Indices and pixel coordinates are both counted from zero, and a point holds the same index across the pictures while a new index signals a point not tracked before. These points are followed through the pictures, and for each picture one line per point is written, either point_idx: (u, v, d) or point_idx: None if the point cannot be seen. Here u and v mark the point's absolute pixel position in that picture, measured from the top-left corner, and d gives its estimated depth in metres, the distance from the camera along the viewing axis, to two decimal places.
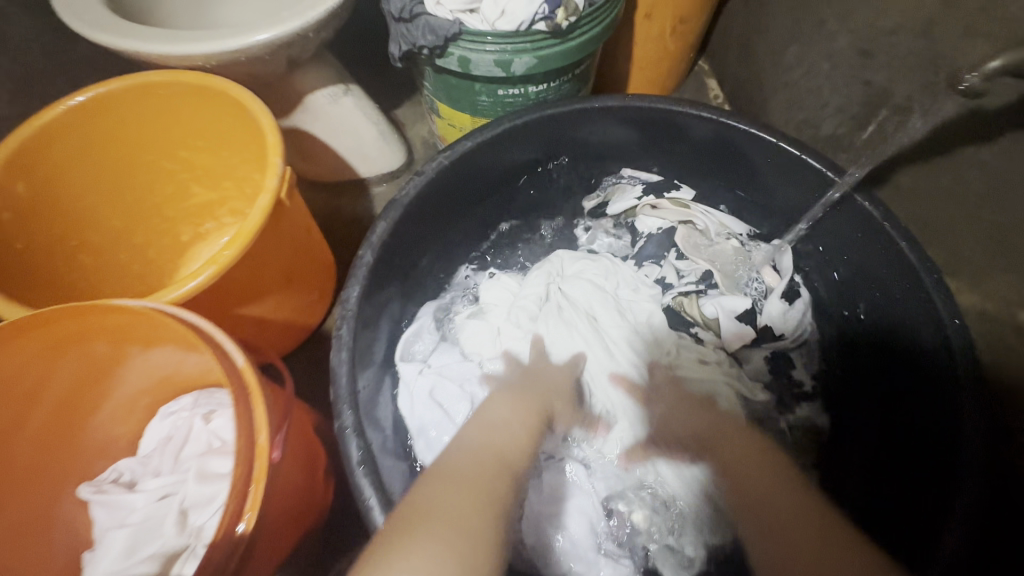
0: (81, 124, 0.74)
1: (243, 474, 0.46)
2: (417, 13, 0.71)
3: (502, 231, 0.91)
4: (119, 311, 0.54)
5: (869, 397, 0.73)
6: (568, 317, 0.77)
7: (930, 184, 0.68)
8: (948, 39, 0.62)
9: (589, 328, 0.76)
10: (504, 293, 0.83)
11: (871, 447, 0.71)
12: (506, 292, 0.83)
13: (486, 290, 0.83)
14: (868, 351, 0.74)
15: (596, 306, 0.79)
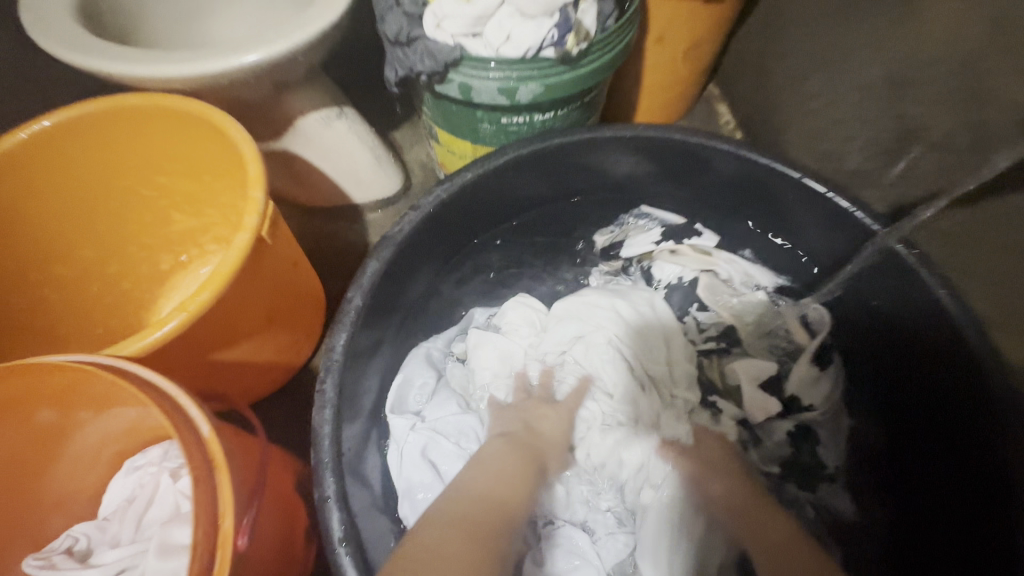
0: (45, 152, 0.68)
1: (201, 569, 0.40)
2: (414, 37, 0.66)
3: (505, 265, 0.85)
4: (65, 369, 0.48)
5: (914, 457, 0.67)
6: (599, 364, 0.72)
7: (969, 232, 0.60)
8: (996, 76, 0.57)
9: (616, 375, 0.70)
10: (527, 320, 0.78)
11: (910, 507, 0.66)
12: (528, 318, 0.79)
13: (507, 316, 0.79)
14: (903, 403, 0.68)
15: (633, 358, 0.73)
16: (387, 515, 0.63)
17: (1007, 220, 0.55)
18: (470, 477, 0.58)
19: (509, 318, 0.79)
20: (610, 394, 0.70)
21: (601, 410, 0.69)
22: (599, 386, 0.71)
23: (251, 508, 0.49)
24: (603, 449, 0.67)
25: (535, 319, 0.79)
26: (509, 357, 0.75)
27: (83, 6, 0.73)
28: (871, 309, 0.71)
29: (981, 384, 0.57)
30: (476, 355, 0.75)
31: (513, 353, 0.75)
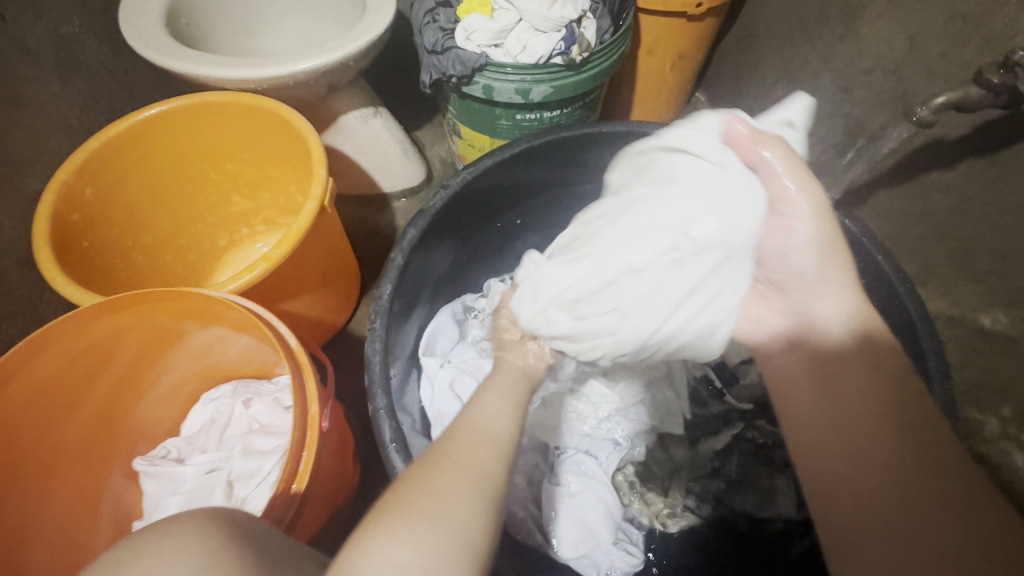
0: (142, 136, 0.81)
1: (298, 438, 0.57)
2: (447, 47, 0.80)
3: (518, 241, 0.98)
4: (183, 296, 0.62)
5: None
6: (625, 222, 0.58)
7: (903, 206, 0.75)
8: (914, 79, 0.71)
9: (631, 244, 0.56)
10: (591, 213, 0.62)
11: None
12: None
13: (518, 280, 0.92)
14: None
15: (671, 209, 0.56)
16: (424, 433, 0.77)
17: (934, 191, 0.70)
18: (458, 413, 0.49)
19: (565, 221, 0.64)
20: (625, 257, 0.56)
21: (609, 270, 0.57)
22: (622, 252, 0.57)
23: (329, 404, 0.64)
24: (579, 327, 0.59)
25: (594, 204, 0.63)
26: (573, 259, 0.59)
27: (169, 18, 0.88)
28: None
29: (912, 330, 0.67)
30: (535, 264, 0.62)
31: (572, 255, 0.59)
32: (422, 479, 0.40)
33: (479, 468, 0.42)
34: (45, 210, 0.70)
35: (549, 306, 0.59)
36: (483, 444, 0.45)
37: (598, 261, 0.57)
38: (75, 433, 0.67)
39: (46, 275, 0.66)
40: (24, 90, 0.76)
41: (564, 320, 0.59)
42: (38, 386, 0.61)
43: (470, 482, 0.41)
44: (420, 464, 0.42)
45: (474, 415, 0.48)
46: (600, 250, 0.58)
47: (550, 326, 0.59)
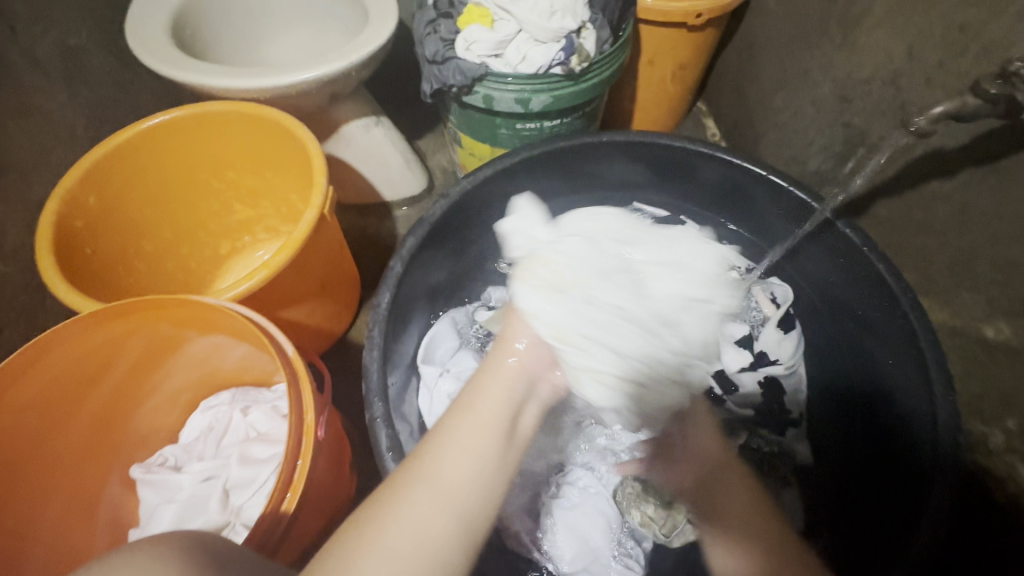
0: (146, 145, 0.82)
1: (293, 448, 0.57)
2: (448, 57, 0.81)
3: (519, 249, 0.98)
4: (182, 303, 0.62)
5: (862, 422, 0.76)
6: (677, 305, 0.61)
7: (904, 216, 0.75)
8: (913, 89, 0.71)
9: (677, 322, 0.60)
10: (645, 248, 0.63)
11: (854, 464, 0.75)
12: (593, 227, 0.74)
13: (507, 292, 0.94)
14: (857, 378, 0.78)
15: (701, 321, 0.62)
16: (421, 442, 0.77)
17: (935, 200, 0.70)
18: (440, 450, 0.45)
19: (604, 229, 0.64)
20: (670, 311, 0.60)
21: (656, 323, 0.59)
22: (675, 308, 0.61)
23: (325, 413, 0.64)
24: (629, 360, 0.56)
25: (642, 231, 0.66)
26: (635, 298, 0.59)
27: (174, 28, 0.89)
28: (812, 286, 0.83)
29: (914, 340, 0.65)
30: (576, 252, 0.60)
31: (633, 289, 0.59)
32: (349, 542, 0.40)
33: (409, 532, 0.40)
34: (48, 217, 0.71)
35: (625, 325, 0.57)
36: (424, 498, 0.42)
37: (648, 300, 0.59)
38: (73, 441, 0.67)
39: (47, 282, 0.66)
40: (30, 99, 0.77)
41: (622, 326, 0.57)
42: (37, 392, 0.61)
43: (399, 548, 0.39)
44: (357, 516, 0.42)
45: (429, 452, 0.45)
46: (657, 306, 0.60)
47: (620, 335, 0.56)
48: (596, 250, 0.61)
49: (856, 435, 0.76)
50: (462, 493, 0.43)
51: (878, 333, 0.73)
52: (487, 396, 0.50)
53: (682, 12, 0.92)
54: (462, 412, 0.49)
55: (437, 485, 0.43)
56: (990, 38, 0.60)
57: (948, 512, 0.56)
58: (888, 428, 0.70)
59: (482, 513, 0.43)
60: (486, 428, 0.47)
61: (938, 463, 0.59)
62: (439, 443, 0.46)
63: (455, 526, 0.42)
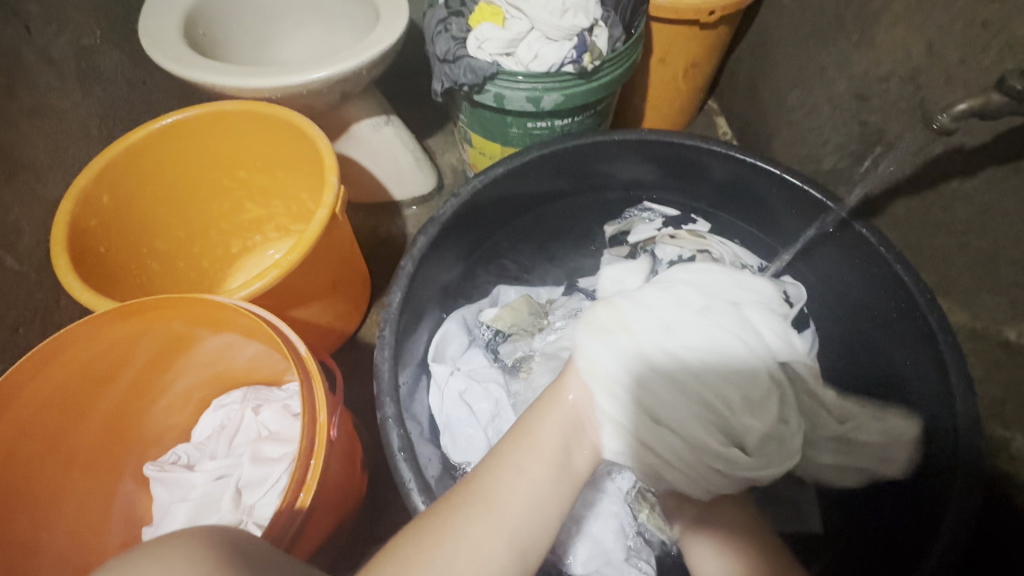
0: (159, 144, 0.83)
1: (306, 447, 0.57)
2: (459, 55, 0.81)
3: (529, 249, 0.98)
4: (195, 303, 0.62)
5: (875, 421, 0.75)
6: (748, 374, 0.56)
7: (922, 215, 0.74)
8: (932, 86, 0.70)
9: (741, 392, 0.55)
10: (736, 320, 0.58)
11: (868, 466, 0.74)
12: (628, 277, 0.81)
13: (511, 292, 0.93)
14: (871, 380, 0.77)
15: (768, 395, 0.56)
16: (432, 442, 0.76)
17: (954, 199, 0.69)
18: (495, 474, 0.47)
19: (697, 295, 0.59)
20: (747, 397, 0.54)
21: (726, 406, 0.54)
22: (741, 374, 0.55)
23: (337, 412, 0.64)
24: (677, 439, 0.52)
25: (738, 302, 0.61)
26: (708, 376, 0.54)
27: (186, 29, 0.90)
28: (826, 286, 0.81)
29: (932, 342, 0.64)
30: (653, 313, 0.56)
31: (711, 365, 0.54)
32: (409, 546, 0.42)
33: (467, 550, 0.42)
34: (63, 216, 0.72)
35: (681, 402, 0.53)
36: (486, 519, 0.44)
37: (726, 380, 0.54)
38: (87, 438, 0.68)
39: (61, 280, 0.67)
40: (46, 99, 0.78)
41: (677, 402, 0.53)
42: (52, 390, 0.62)
43: (456, 563, 0.41)
44: (415, 524, 0.44)
45: (488, 473, 0.48)
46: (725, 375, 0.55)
47: (675, 411, 0.53)
48: (681, 314, 0.57)
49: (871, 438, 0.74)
50: (518, 515, 0.45)
51: (895, 334, 0.72)
52: (550, 427, 0.51)
53: (695, 9, 0.91)
54: (522, 440, 0.50)
55: (495, 505, 0.45)
56: (1014, 33, 0.59)
57: (971, 519, 0.55)
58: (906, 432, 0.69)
59: (531, 540, 0.45)
60: (541, 454, 0.49)
61: (959, 469, 0.57)
62: (497, 467, 0.48)
63: (507, 549, 0.44)
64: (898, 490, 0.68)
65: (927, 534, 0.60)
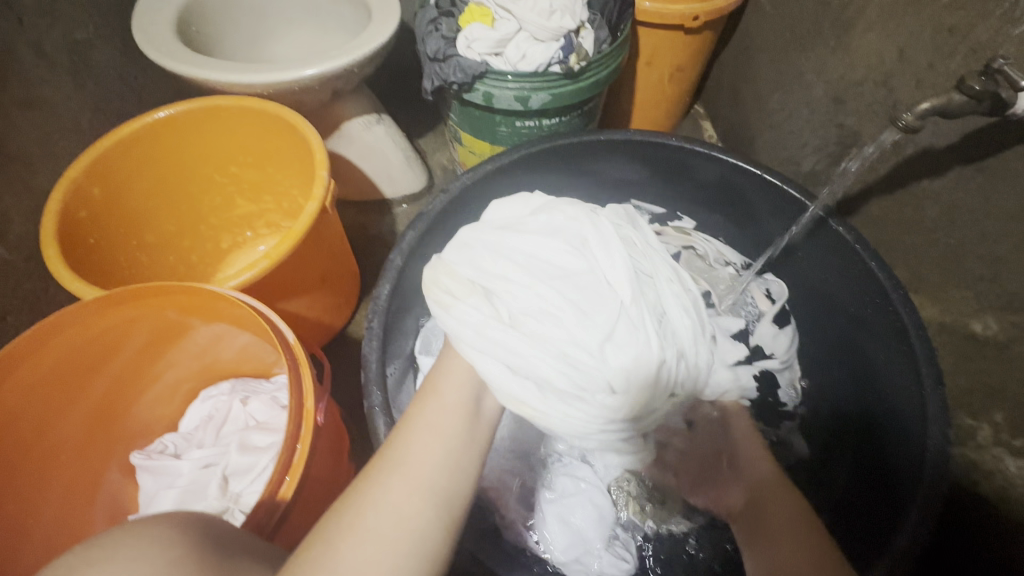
0: (151, 137, 0.83)
1: (293, 432, 0.59)
2: (449, 55, 0.83)
3: None
4: (185, 291, 0.63)
5: (852, 415, 0.78)
6: (617, 316, 0.52)
7: (895, 214, 0.77)
8: (904, 90, 0.73)
9: (613, 337, 0.51)
10: (574, 265, 0.54)
11: (842, 458, 0.77)
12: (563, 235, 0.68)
13: None
14: (848, 374, 0.80)
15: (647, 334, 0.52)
16: None
17: (924, 199, 0.72)
18: (404, 438, 0.44)
19: (537, 240, 0.55)
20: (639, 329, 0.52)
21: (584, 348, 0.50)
22: (613, 321, 0.51)
23: (325, 399, 0.65)
24: (559, 398, 0.49)
25: (581, 241, 0.56)
26: (558, 323, 0.50)
27: (179, 25, 0.91)
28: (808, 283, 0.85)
29: (904, 335, 0.67)
30: (488, 263, 0.54)
31: (568, 306, 0.51)
32: (331, 526, 0.38)
33: (391, 511, 0.38)
34: (54, 206, 0.72)
35: (536, 351, 0.48)
36: (400, 480, 0.40)
37: (571, 326, 0.50)
38: (71, 428, 0.68)
39: (51, 269, 0.67)
40: (37, 91, 0.79)
41: (530, 349, 0.48)
42: (37, 378, 0.62)
43: (378, 531, 0.37)
44: (339, 500, 0.40)
45: (400, 439, 0.43)
46: (599, 326, 0.51)
47: (530, 362, 0.48)
48: (518, 262, 0.53)
49: (851, 427, 0.77)
50: (439, 475, 0.41)
51: (869, 329, 0.74)
52: (451, 380, 0.48)
53: (680, 14, 0.94)
54: (429, 396, 0.47)
55: (410, 468, 0.41)
56: (978, 40, 0.61)
57: (936, 504, 0.57)
58: (878, 422, 0.71)
59: (457, 499, 0.41)
60: (454, 410, 0.46)
61: (928, 454, 0.59)
62: (413, 428, 0.44)
63: (434, 510, 0.39)
64: (870, 482, 0.70)
65: (895, 516, 0.62)
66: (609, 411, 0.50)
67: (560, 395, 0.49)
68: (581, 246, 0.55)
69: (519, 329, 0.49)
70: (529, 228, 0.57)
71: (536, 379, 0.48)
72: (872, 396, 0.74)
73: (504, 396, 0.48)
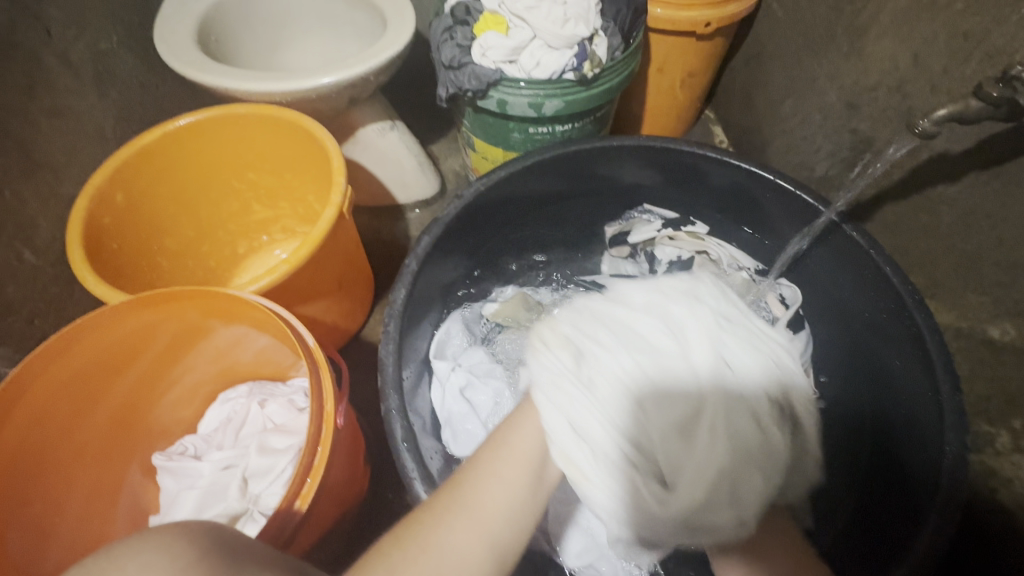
0: (173, 144, 0.85)
1: (314, 434, 0.60)
2: (464, 63, 0.84)
3: (537, 254, 1.01)
4: (208, 296, 0.64)
5: (868, 421, 0.77)
6: (691, 416, 0.52)
7: (909, 219, 0.77)
8: (918, 96, 0.73)
9: (679, 438, 0.51)
10: (666, 345, 0.55)
11: (858, 465, 0.76)
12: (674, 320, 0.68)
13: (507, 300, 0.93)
14: (863, 380, 0.79)
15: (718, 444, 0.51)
16: (434, 436, 0.79)
17: (939, 204, 0.71)
18: (474, 479, 0.46)
19: (641, 314, 0.57)
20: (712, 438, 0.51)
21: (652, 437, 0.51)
22: (684, 417, 0.52)
23: (343, 403, 0.66)
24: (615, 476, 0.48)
25: (682, 325, 0.57)
26: (634, 405, 0.51)
27: (199, 35, 0.93)
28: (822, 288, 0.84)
29: (920, 340, 0.66)
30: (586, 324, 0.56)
31: (649, 388, 0.52)
32: (395, 555, 0.39)
33: (457, 556, 0.40)
34: (79, 212, 0.74)
35: (600, 416, 0.49)
36: (467, 526, 0.42)
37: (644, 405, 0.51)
38: (95, 430, 0.69)
39: (77, 274, 0.69)
40: (63, 100, 0.81)
41: (597, 411, 0.49)
42: (64, 379, 0.63)
43: (439, 570, 0.39)
44: (402, 529, 0.42)
45: (472, 480, 0.46)
46: (670, 416, 0.52)
47: (593, 424, 0.49)
48: (614, 330, 0.55)
49: (866, 434, 0.77)
50: (500, 524, 0.43)
51: (884, 335, 0.74)
52: (523, 430, 0.50)
53: (692, 21, 0.94)
54: (497, 445, 0.49)
55: (479, 514, 0.43)
56: (993, 45, 0.61)
57: (954, 512, 0.56)
58: (895, 429, 0.71)
59: (511, 549, 0.44)
60: (523, 463, 0.48)
61: (946, 460, 0.59)
62: (482, 472, 0.46)
63: (492, 558, 0.42)
64: (887, 490, 0.70)
65: (913, 523, 0.62)
66: (658, 509, 0.49)
67: (617, 474, 0.48)
68: (675, 325, 0.57)
69: (599, 398, 0.50)
70: (635, 300, 0.59)
71: (597, 453, 0.48)
72: (888, 402, 0.73)
73: (558, 456, 0.48)
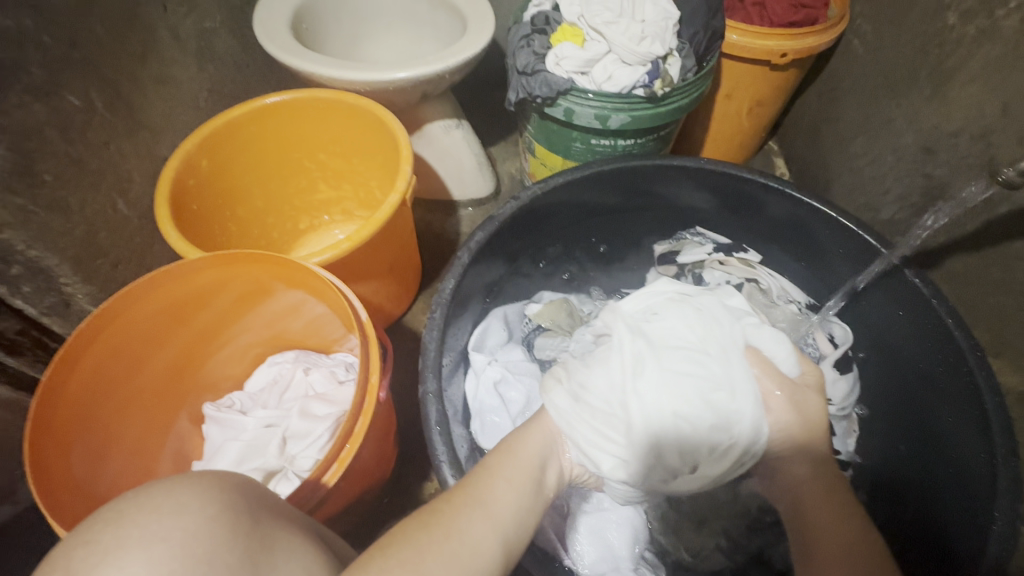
0: (258, 120, 0.91)
1: (357, 405, 0.62)
2: (537, 69, 0.86)
3: (600, 252, 1.02)
4: (276, 263, 0.68)
5: (910, 470, 0.74)
6: (660, 381, 0.55)
7: (982, 273, 0.73)
8: (1004, 146, 0.71)
9: (657, 394, 0.55)
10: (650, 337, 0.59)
11: (891, 514, 0.74)
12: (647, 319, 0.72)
13: (540, 311, 0.94)
14: (914, 432, 0.75)
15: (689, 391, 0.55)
16: (464, 424, 0.80)
17: (1017, 259, 0.68)
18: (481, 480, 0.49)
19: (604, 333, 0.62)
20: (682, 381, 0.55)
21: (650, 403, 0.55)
22: (653, 382, 0.55)
23: (387, 378, 0.69)
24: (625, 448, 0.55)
25: (657, 313, 0.63)
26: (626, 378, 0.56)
27: (293, 22, 0.99)
28: (877, 330, 0.82)
29: (978, 401, 0.64)
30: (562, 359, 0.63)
31: (617, 368, 0.57)
32: (418, 538, 0.42)
33: (471, 542, 0.43)
34: (168, 174, 0.80)
35: (590, 409, 0.56)
36: (478, 517, 0.46)
37: (671, 390, 0.55)
38: (156, 371, 0.74)
39: (161, 228, 0.74)
40: (168, 69, 0.88)
41: (587, 404, 0.56)
42: (137, 323, 0.69)
43: (458, 552, 0.42)
44: (418, 518, 0.45)
45: (479, 482, 0.49)
46: (643, 383, 0.55)
47: (585, 417, 0.56)
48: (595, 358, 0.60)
49: (907, 486, 0.74)
50: (505, 517, 0.47)
51: (939, 389, 0.71)
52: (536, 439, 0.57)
53: (768, 50, 0.94)
54: (510, 448, 0.54)
55: (488, 506, 0.47)
56: None
57: None
58: (941, 485, 0.68)
59: (517, 542, 0.47)
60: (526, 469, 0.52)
61: (995, 526, 0.56)
62: (484, 473, 0.50)
63: (500, 546, 0.45)
64: (927, 548, 0.67)
65: None
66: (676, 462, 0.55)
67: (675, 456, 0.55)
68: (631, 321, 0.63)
69: (592, 395, 0.57)
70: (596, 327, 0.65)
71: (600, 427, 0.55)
72: (936, 458, 0.70)
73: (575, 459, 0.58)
